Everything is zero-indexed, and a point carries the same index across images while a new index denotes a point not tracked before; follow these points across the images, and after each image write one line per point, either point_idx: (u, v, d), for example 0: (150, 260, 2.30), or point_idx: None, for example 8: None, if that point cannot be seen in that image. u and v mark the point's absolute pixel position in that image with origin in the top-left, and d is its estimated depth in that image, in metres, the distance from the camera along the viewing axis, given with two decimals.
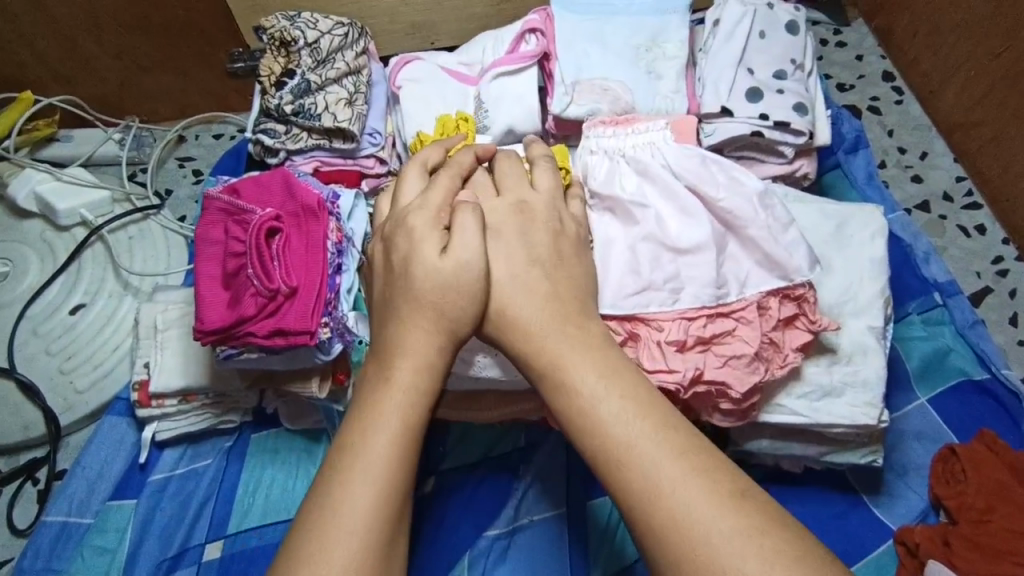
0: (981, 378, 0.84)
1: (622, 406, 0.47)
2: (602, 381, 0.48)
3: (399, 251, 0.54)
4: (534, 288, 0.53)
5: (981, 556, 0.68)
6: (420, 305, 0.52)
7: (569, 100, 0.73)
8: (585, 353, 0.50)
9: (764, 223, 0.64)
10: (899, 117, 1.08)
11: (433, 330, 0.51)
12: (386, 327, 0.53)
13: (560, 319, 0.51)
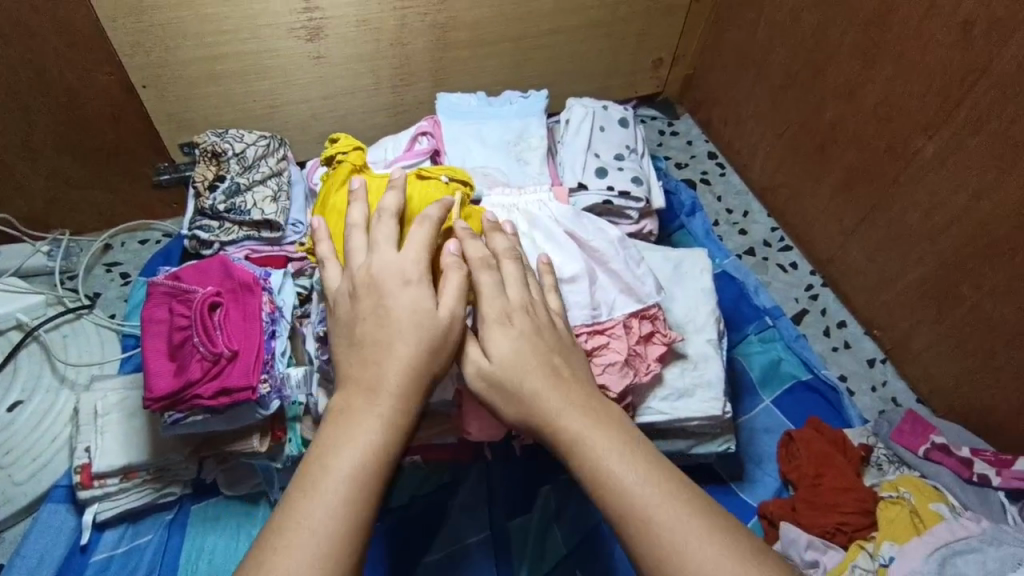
0: (808, 378, 1.06)
1: (605, 438, 0.54)
2: (588, 416, 0.55)
3: (390, 308, 0.57)
4: (500, 347, 0.59)
5: (818, 512, 0.86)
6: (408, 353, 0.55)
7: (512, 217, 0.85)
8: (569, 400, 0.56)
9: (623, 259, 0.84)
10: (724, 185, 1.36)
11: (415, 361, 0.55)
12: (369, 357, 0.55)
13: (541, 371, 0.58)
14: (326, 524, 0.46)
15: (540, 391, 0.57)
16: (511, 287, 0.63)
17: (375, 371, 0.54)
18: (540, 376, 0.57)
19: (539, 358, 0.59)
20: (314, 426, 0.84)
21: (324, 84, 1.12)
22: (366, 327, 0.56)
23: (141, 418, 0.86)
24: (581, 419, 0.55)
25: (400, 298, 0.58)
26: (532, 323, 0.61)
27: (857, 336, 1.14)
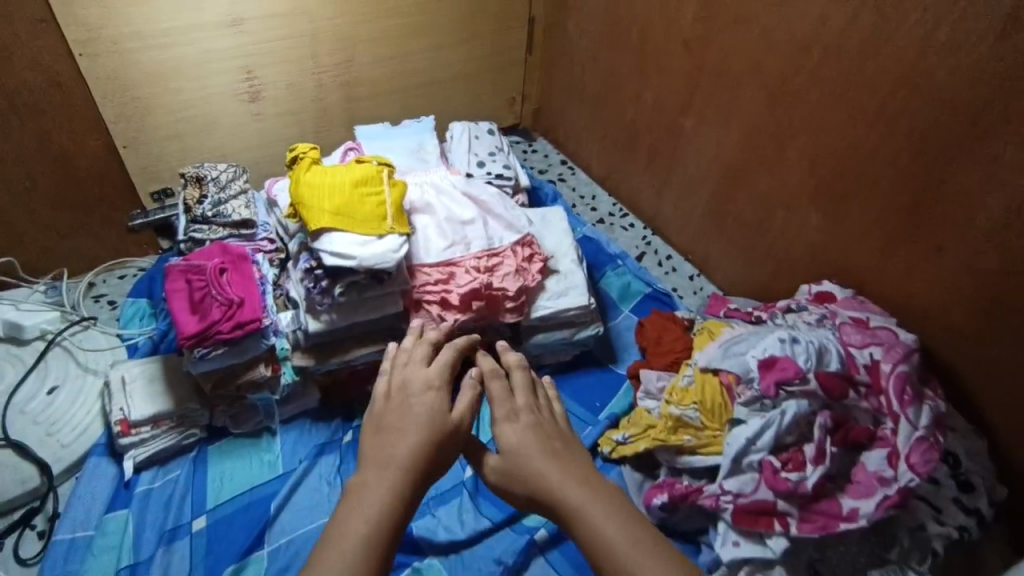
0: (649, 290, 1.52)
1: (593, 509, 0.66)
2: (570, 482, 0.69)
3: (413, 404, 0.73)
4: (507, 437, 0.74)
5: (661, 357, 1.28)
6: (422, 437, 0.70)
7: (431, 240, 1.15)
8: (562, 473, 0.69)
9: (504, 208, 1.24)
10: (575, 181, 1.83)
11: (427, 438, 0.70)
12: (390, 436, 0.69)
13: (538, 452, 0.72)
14: (354, 553, 0.59)
15: (540, 468, 0.70)
16: (519, 393, 0.79)
17: (392, 447, 0.68)
18: (536, 454, 0.71)
19: (533, 442, 0.73)
20: (301, 354, 1.13)
21: (264, 134, 1.48)
22: (391, 419, 0.72)
23: (161, 381, 1.13)
24: (575, 490, 0.68)
25: (421, 403, 0.74)
26: (534, 420, 0.76)
27: (680, 262, 1.62)
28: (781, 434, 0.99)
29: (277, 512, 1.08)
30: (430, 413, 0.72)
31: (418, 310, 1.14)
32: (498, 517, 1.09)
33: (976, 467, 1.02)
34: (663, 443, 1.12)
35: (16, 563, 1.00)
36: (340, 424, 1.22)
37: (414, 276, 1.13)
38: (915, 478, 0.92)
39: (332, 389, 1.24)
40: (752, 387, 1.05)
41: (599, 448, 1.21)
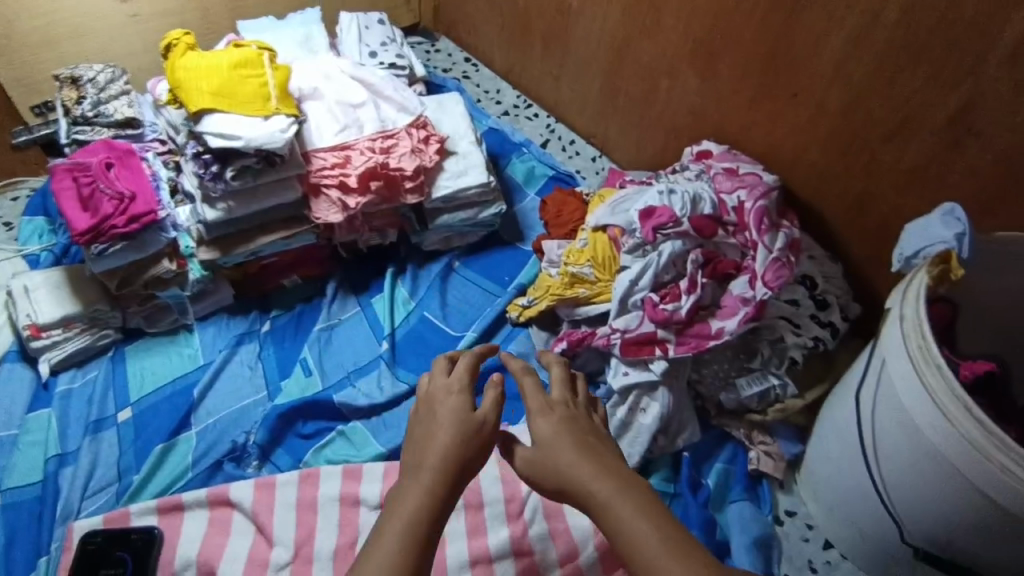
0: (553, 173, 1.58)
1: (623, 508, 0.65)
2: (601, 480, 0.67)
3: (439, 410, 0.76)
4: (540, 432, 0.74)
5: (561, 227, 1.36)
6: (449, 438, 0.72)
7: (323, 125, 1.18)
8: (594, 468, 0.69)
9: (395, 91, 1.26)
10: (479, 76, 1.84)
11: (453, 438, 0.72)
12: (422, 444, 0.73)
13: (571, 446, 0.72)
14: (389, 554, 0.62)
15: (573, 464, 0.70)
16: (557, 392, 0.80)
17: (423, 453, 0.71)
18: (570, 450, 0.71)
19: (565, 439, 0.72)
20: (205, 249, 1.14)
21: (143, 38, 1.42)
22: (423, 427, 0.75)
23: (65, 285, 1.13)
24: (608, 486, 0.67)
25: (445, 403, 0.76)
26: (566, 416, 0.76)
27: (583, 145, 1.67)
28: (659, 274, 1.11)
29: (200, 397, 1.12)
30: (459, 418, 0.74)
31: (318, 195, 1.17)
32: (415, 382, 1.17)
33: (831, 287, 1.15)
34: (561, 299, 1.21)
35: None
36: (256, 315, 1.25)
37: (309, 161, 1.15)
38: (767, 291, 1.04)
39: (244, 283, 1.26)
40: (634, 236, 1.14)
41: (507, 315, 1.29)
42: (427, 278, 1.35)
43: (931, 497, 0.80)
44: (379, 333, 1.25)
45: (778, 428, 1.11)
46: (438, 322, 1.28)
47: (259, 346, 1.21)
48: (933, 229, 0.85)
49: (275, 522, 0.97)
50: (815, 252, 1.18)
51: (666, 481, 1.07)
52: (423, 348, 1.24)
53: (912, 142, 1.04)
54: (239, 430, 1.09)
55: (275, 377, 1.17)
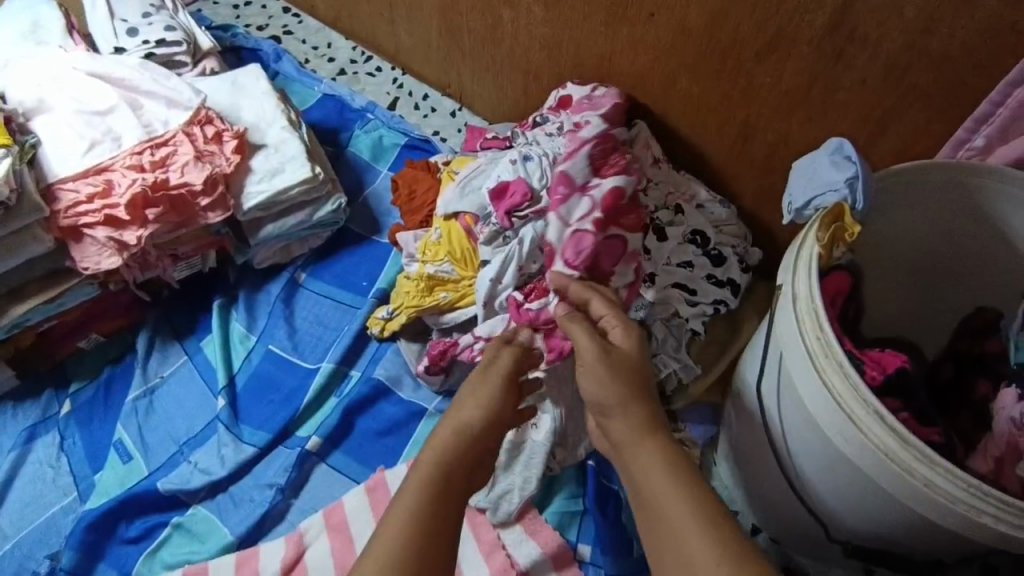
0: (405, 141, 1.34)
1: (669, 483, 0.61)
2: (661, 471, 0.62)
3: (462, 402, 0.71)
4: (603, 394, 0.68)
5: (416, 212, 1.14)
6: (472, 430, 0.68)
7: (64, 147, 0.91)
8: (665, 463, 0.62)
9: (158, 83, 0.99)
10: (304, 29, 1.53)
11: (467, 436, 0.68)
12: (445, 435, 0.68)
13: (632, 410, 0.67)
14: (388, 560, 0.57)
15: (632, 430, 0.66)
16: (622, 347, 0.72)
17: (444, 452, 0.66)
18: (636, 413, 0.66)
19: (632, 405, 0.67)
20: None
21: None
22: (449, 421, 0.69)
23: None
24: (659, 459, 0.63)
25: (464, 395, 0.71)
26: (624, 370, 0.69)
27: (438, 99, 1.42)
28: (525, 265, 0.93)
29: None
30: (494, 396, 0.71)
31: (81, 239, 0.90)
32: (263, 442, 0.97)
33: (725, 238, 1.00)
34: (420, 309, 1.01)
35: None
36: (52, 394, 1.00)
37: (54, 198, 0.89)
38: (573, 273, 0.89)
39: (25, 358, 1.00)
40: (490, 223, 0.95)
41: (369, 331, 1.08)
42: (267, 301, 1.12)
43: (856, 501, 0.68)
44: (213, 386, 1.02)
45: (687, 411, 0.98)
46: (286, 356, 1.06)
47: (59, 434, 0.97)
48: (822, 176, 0.70)
49: None
50: (703, 198, 1.01)
51: (571, 499, 0.93)
52: (271, 392, 1.03)
53: (790, 58, 0.86)
54: (43, 555, 0.88)
55: (86, 471, 0.94)
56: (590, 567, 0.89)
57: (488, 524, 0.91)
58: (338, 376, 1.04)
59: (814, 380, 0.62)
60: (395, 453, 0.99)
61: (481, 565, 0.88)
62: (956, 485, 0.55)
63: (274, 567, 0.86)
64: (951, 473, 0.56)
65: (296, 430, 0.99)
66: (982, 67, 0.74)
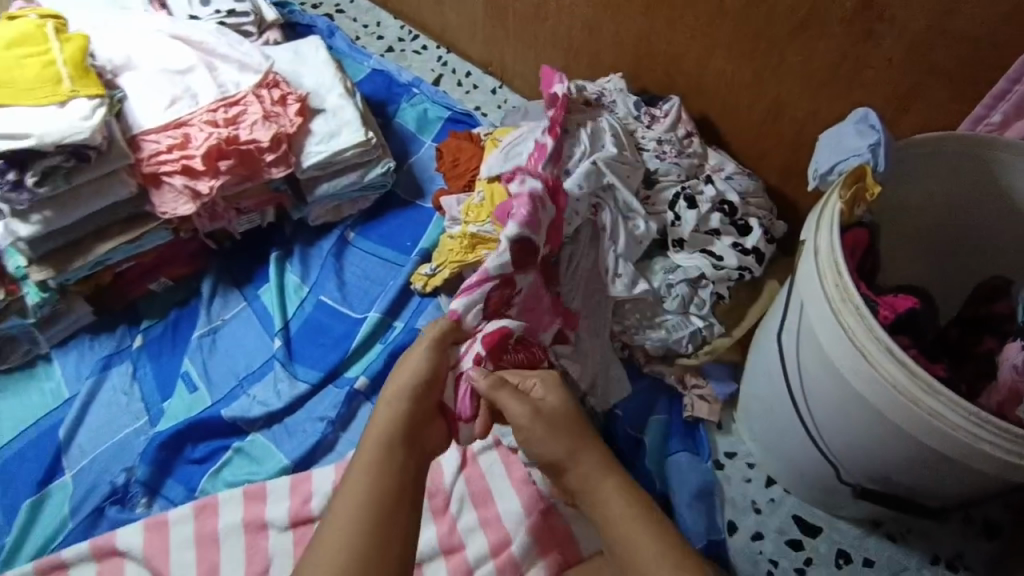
0: (448, 115, 1.41)
1: (632, 523, 0.70)
2: (594, 478, 0.74)
3: (380, 420, 0.72)
4: (550, 452, 0.75)
5: (459, 178, 1.22)
6: (391, 456, 0.70)
7: (148, 100, 0.99)
8: (598, 474, 0.74)
9: (232, 49, 1.08)
10: (355, 9, 1.61)
11: (395, 455, 0.70)
12: (368, 465, 0.69)
13: (582, 463, 0.75)
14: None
15: (585, 479, 0.74)
16: (548, 400, 0.77)
17: (362, 480, 0.67)
18: (587, 463, 0.74)
19: (580, 453, 0.75)
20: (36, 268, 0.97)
21: None
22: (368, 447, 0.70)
23: None
24: (619, 509, 0.72)
25: (384, 413, 0.73)
26: (562, 423, 0.76)
27: (481, 77, 1.49)
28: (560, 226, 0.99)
29: (68, 437, 0.99)
30: (415, 405, 0.75)
31: (160, 185, 0.99)
32: (315, 379, 1.06)
33: (752, 208, 1.06)
34: (463, 265, 1.09)
35: None
36: (126, 330, 1.10)
37: (139, 146, 0.97)
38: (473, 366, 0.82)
39: (102, 296, 1.10)
40: None
41: (412, 287, 1.16)
42: (319, 256, 1.20)
43: (866, 440, 0.74)
44: (270, 329, 1.12)
45: (708, 370, 1.05)
46: (336, 305, 1.16)
47: (133, 365, 1.06)
48: (846, 141, 0.76)
49: (172, 565, 0.89)
50: (732, 170, 1.07)
51: None
52: (322, 337, 1.12)
53: (821, 37, 0.92)
54: (119, 468, 0.97)
55: (156, 398, 1.04)
56: None
57: (520, 463, 0.98)
58: (384, 326, 1.13)
59: (830, 321, 0.68)
60: None
61: (512, 497, 0.95)
62: (961, 416, 0.61)
63: (325, 488, 0.94)
64: (957, 404, 0.61)
65: (344, 371, 1.08)
66: (1002, 48, 0.79)
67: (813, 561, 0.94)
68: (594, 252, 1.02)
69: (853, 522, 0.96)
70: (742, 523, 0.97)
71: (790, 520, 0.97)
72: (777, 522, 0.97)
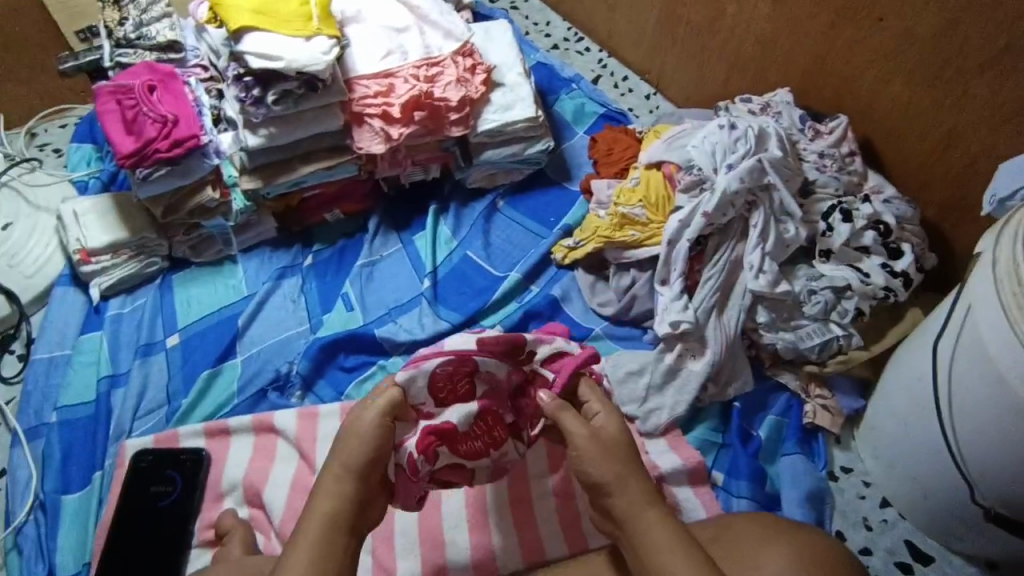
0: (602, 112, 1.48)
1: (680, 557, 0.67)
2: (641, 509, 0.70)
3: (338, 474, 0.70)
4: (599, 473, 0.72)
5: (612, 165, 1.29)
6: (330, 515, 0.68)
7: (366, 52, 1.14)
8: (643, 505, 0.70)
9: (440, 17, 1.21)
10: (529, 7, 1.73)
11: (340, 511, 0.69)
12: (309, 524, 0.68)
13: (632, 486, 0.71)
14: None
15: (630, 506, 0.71)
16: (607, 428, 0.75)
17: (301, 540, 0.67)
18: (633, 490, 0.71)
19: (629, 480, 0.72)
20: (248, 178, 1.13)
21: None
22: (320, 493, 0.70)
23: (114, 213, 1.14)
24: (666, 538, 0.68)
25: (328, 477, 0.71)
26: (614, 450, 0.74)
27: (638, 82, 1.56)
28: (714, 215, 1.04)
29: (244, 327, 1.13)
30: (342, 500, 0.69)
31: (361, 124, 1.13)
32: (456, 320, 1.15)
33: (907, 233, 1.07)
34: (609, 241, 1.15)
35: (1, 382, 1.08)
36: (299, 249, 1.24)
37: (352, 88, 1.11)
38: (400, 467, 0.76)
39: (287, 216, 1.24)
40: (691, 173, 1.08)
41: (552, 257, 1.23)
42: (472, 215, 1.30)
43: (1010, 450, 0.76)
44: (420, 271, 1.22)
45: (834, 382, 1.06)
46: (481, 262, 1.24)
47: (302, 279, 1.20)
48: None
49: (317, 451, 0.98)
50: (890, 194, 1.09)
51: (714, 431, 1.03)
52: (465, 287, 1.21)
53: (1014, 72, 0.93)
54: (282, 360, 1.10)
55: (317, 311, 1.16)
56: (720, 492, 0.99)
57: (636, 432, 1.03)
58: (521, 287, 1.20)
59: (997, 314, 0.75)
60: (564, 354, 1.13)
61: None
62: None
63: None
64: None
65: (481, 319, 1.17)
66: None
67: None
68: (740, 247, 1.06)
69: (967, 559, 0.94)
70: (850, 536, 0.97)
71: (901, 543, 0.96)
72: (888, 542, 0.96)
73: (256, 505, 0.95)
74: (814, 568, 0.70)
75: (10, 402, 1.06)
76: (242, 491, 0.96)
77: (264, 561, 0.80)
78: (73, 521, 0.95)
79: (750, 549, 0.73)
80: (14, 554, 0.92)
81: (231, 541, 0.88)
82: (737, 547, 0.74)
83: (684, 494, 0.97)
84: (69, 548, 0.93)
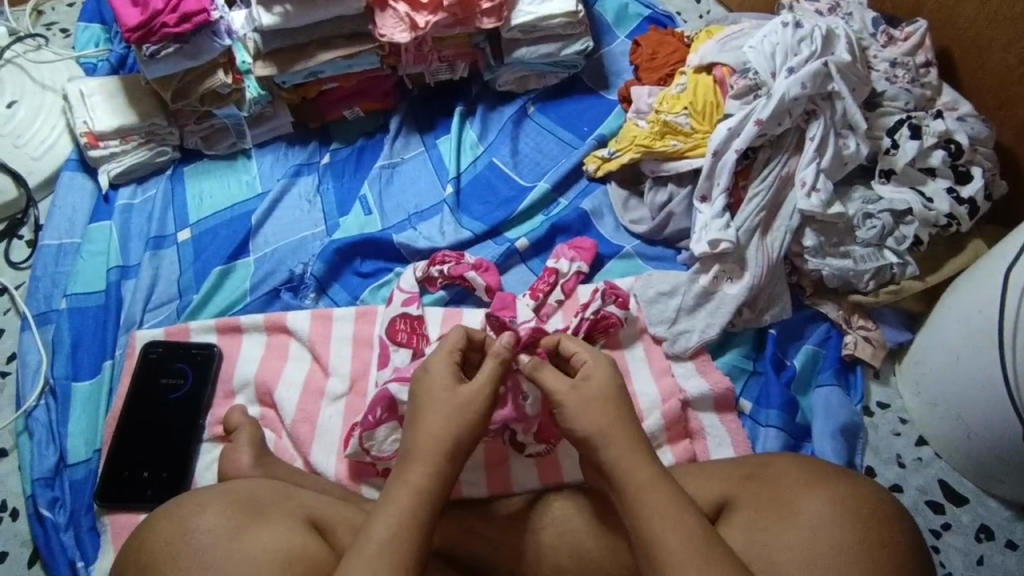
0: (647, 14, 1.32)
1: (673, 518, 0.62)
2: (635, 469, 0.66)
3: (433, 403, 0.71)
4: (583, 425, 0.71)
5: (654, 72, 1.18)
6: (439, 440, 0.69)
7: None
8: (640, 458, 0.67)
9: None
10: None
11: (440, 440, 0.69)
12: (409, 452, 0.68)
13: (633, 454, 0.67)
14: (387, 536, 0.61)
15: (623, 458, 0.67)
16: (593, 377, 0.74)
17: (408, 466, 0.67)
18: (620, 444, 0.68)
19: (618, 431, 0.69)
20: (261, 65, 1.05)
21: None
22: (413, 427, 0.70)
23: (122, 96, 1.08)
24: (656, 493, 0.64)
25: (431, 408, 0.71)
26: (603, 399, 0.72)
27: None
28: (767, 123, 0.96)
29: (258, 225, 1.08)
30: (436, 477, 0.66)
31: (384, 9, 1.04)
32: (478, 230, 1.08)
33: (980, 156, 0.96)
34: (647, 151, 1.06)
35: (9, 267, 1.05)
36: (315, 147, 1.16)
37: None
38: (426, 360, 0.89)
39: (303, 109, 1.16)
40: (746, 77, 1.00)
41: (584, 168, 1.14)
42: (501, 119, 1.20)
43: None
44: (443, 177, 1.14)
45: (877, 314, 0.99)
46: (507, 170, 1.16)
47: (319, 177, 1.13)
48: None
49: (331, 354, 0.95)
50: (965, 112, 0.98)
51: (744, 358, 0.97)
52: (490, 196, 1.14)
53: None
54: (297, 261, 1.05)
55: (334, 212, 1.11)
56: (747, 421, 0.94)
57: (662, 353, 0.97)
58: (549, 199, 1.12)
59: None
60: (592, 270, 1.06)
61: (649, 382, 0.95)
62: None
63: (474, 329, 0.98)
64: None
65: (505, 231, 1.10)
66: None
67: (951, 528, 0.89)
68: (793, 162, 0.98)
69: (1003, 502, 0.90)
70: (881, 473, 0.92)
71: (934, 483, 0.91)
72: (920, 481, 0.92)
73: (268, 404, 0.94)
74: (848, 504, 0.66)
75: (18, 288, 1.03)
76: (255, 390, 0.94)
77: (258, 487, 0.75)
78: (83, 409, 0.93)
79: (790, 492, 0.69)
80: (26, 437, 0.92)
81: (239, 437, 0.86)
82: (775, 487, 0.70)
83: (709, 420, 0.93)
84: (80, 434, 0.92)
